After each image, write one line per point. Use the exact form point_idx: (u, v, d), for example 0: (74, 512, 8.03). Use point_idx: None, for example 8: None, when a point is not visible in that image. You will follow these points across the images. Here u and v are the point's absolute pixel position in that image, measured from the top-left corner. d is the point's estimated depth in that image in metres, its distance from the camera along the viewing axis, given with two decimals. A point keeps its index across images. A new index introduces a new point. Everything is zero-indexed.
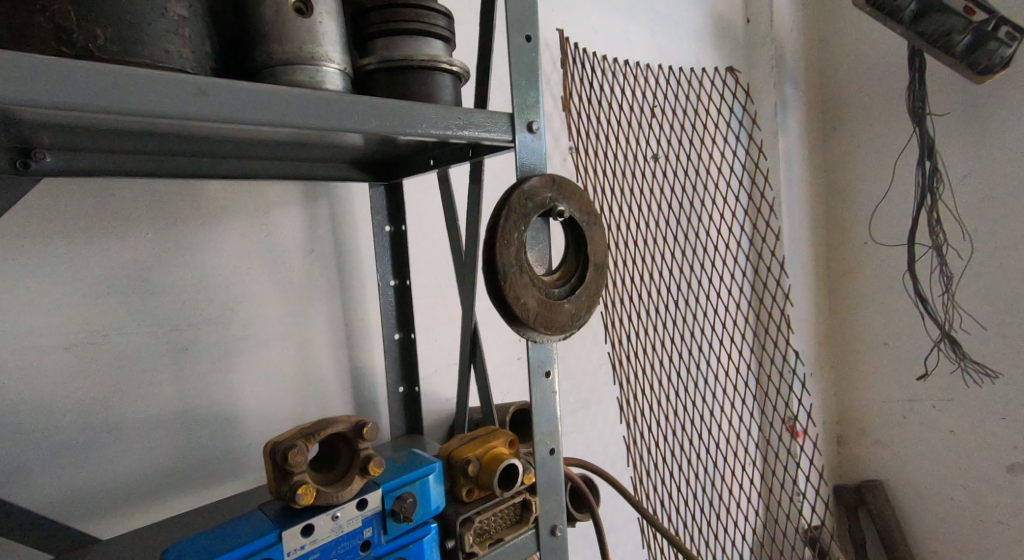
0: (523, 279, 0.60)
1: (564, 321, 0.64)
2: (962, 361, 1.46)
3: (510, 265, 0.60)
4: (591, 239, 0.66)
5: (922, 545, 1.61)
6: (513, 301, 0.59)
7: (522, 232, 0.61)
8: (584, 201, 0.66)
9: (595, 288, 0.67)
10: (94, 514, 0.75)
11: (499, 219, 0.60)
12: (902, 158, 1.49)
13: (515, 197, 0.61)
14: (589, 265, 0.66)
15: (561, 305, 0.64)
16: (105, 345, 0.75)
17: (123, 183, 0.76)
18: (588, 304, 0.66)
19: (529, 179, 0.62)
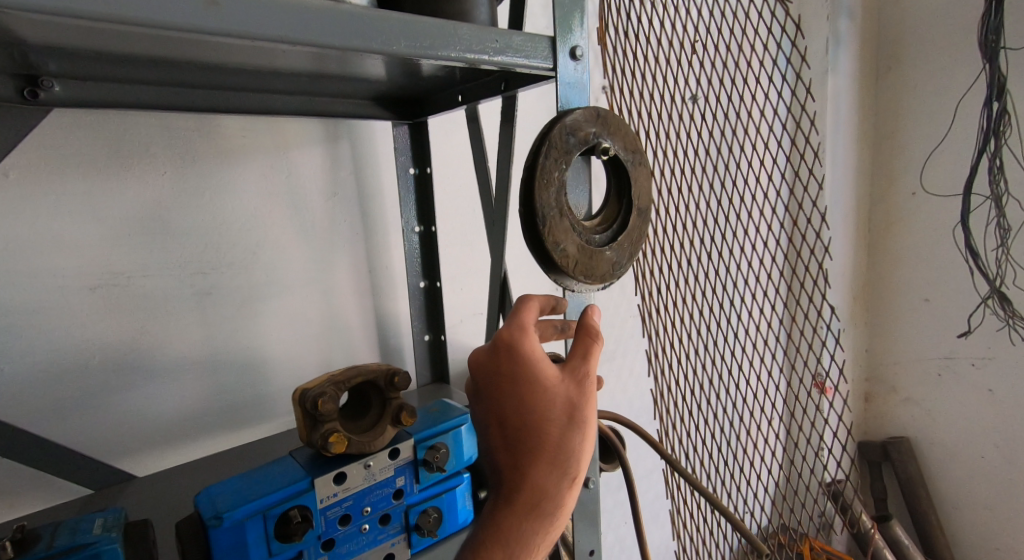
0: (563, 222, 0.56)
1: (605, 269, 0.60)
2: (1011, 318, 1.40)
3: (550, 207, 0.55)
4: (635, 180, 0.61)
5: (945, 500, 1.60)
6: (553, 246, 0.55)
7: (563, 172, 0.56)
8: (629, 139, 0.61)
9: (638, 235, 0.62)
10: (125, 455, 0.75)
11: (540, 155, 0.54)
12: (965, 100, 1.39)
13: (556, 131, 0.55)
14: (632, 210, 0.61)
15: (602, 252, 0.59)
16: (129, 288, 0.73)
17: (139, 117, 0.72)
18: (630, 251, 0.62)
19: (571, 112, 0.56)
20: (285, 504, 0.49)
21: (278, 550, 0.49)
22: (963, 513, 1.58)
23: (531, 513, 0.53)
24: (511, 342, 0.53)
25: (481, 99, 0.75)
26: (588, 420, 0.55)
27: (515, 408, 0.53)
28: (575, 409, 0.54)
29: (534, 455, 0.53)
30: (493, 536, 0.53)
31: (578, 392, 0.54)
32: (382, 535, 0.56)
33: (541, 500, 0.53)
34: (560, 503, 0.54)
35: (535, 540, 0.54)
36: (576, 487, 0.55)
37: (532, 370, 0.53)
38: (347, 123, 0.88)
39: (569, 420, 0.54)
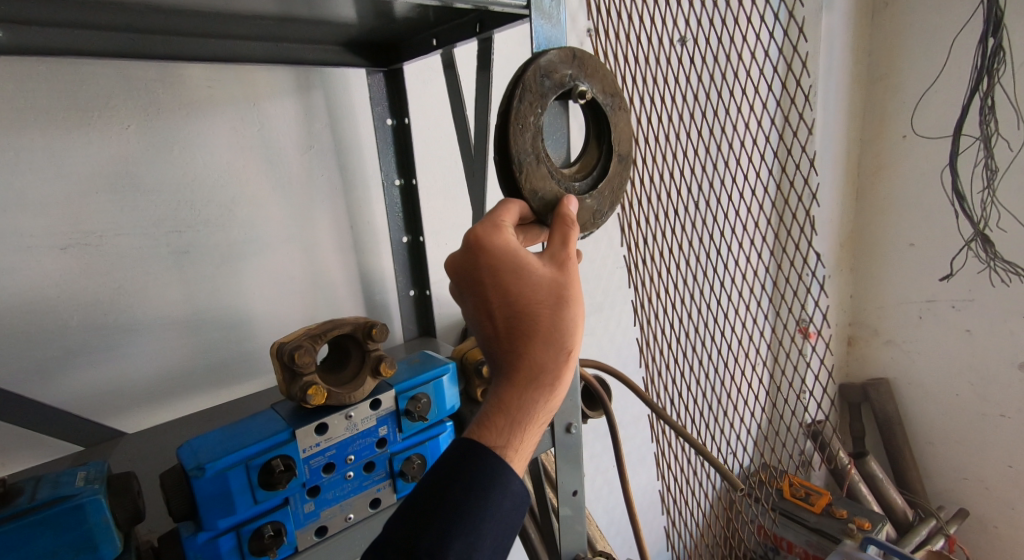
0: (540, 169, 0.55)
1: (586, 217, 0.59)
2: (992, 260, 1.42)
3: (526, 154, 0.54)
4: (614, 125, 0.60)
5: (921, 437, 1.66)
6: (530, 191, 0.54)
7: (539, 116, 0.54)
8: (608, 83, 0.59)
9: (618, 184, 0.62)
10: (111, 415, 0.75)
11: (516, 98, 0.52)
12: (961, 37, 1.36)
13: (530, 72, 0.52)
14: (612, 156, 0.60)
15: (582, 201, 0.58)
16: (102, 247, 0.71)
17: (99, 67, 0.69)
18: (611, 199, 0.61)
19: (547, 53, 0.54)
20: (267, 453, 0.50)
21: (264, 498, 0.50)
22: (935, 448, 1.64)
23: (531, 391, 0.51)
24: (482, 236, 0.51)
25: (456, 43, 0.72)
26: (577, 295, 0.52)
27: (499, 294, 0.51)
28: (561, 287, 0.51)
29: (526, 334, 0.51)
30: (495, 418, 0.52)
31: (563, 270, 0.52)
32: (368, 482, 0.57)
33: (540, 377, 0.52)
34: (561, 378, 0.52)
35: (537, 420, 0.52)
36: (574, 362, 0.53)
37: (510, 257, 0.51)
38: (319, 72, 0.85)
39: (557, 298, 0.51)
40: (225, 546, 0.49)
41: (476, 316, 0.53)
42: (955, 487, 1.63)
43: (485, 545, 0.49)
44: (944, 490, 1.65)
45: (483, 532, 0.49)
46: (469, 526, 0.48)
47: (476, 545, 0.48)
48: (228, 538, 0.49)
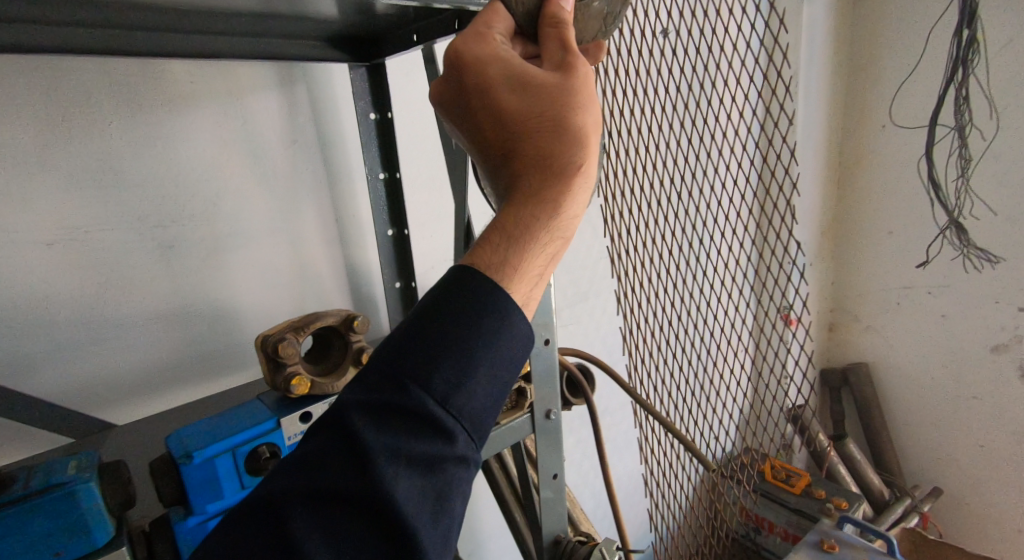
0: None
1: (594, 26, 0.56)
2: (965, 247, 1.46)
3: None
4: None
5: (898, 420, 1.71)
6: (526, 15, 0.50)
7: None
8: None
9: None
10: (103, 406, 0.77)
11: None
12: (937, 28, 1.38)
13: None
14: None
15: (588, 7, 0.54)
16: (88, 242, 0.73)
17: (81, 62, 0.70)
18: None
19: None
20: (254, 441, 0.52)
21: (251, 483, 0.52)
22: (911, 430, 1.69)
23: (530, 210, 0.47)
24: (467, 41, 0.47)
25: (435, 40, 0.74)
26: (585, 100, 0.47)
27: (488, 101, 0.47)
28: (561, 92, 0.46)
29: (528, 141, 0.47)
30: (491, 238, 0.47)
31: (570, 70, 0.48)
32: None
33: (540, 194, 0.47)
34: (567, 197, 0.47)
35: (542, 243, 0.47)
36: (583, 178, 0.48)
37: (499, 61, 0.47)
38: (301, 66, 0.86)
39: (564, 100, 0.46)
40: (214, 529, 0.51)
41: (472, 133, 0.50)
42: (930, 468, 1.68)
43: (478, 379, 0.43)
44: (920, 470, 1.70)
45: (478, 366, 0.43)
46: (459, 351, 0.43)
47: (468, 376, 0.43)
48: (217, 522, 0.51)
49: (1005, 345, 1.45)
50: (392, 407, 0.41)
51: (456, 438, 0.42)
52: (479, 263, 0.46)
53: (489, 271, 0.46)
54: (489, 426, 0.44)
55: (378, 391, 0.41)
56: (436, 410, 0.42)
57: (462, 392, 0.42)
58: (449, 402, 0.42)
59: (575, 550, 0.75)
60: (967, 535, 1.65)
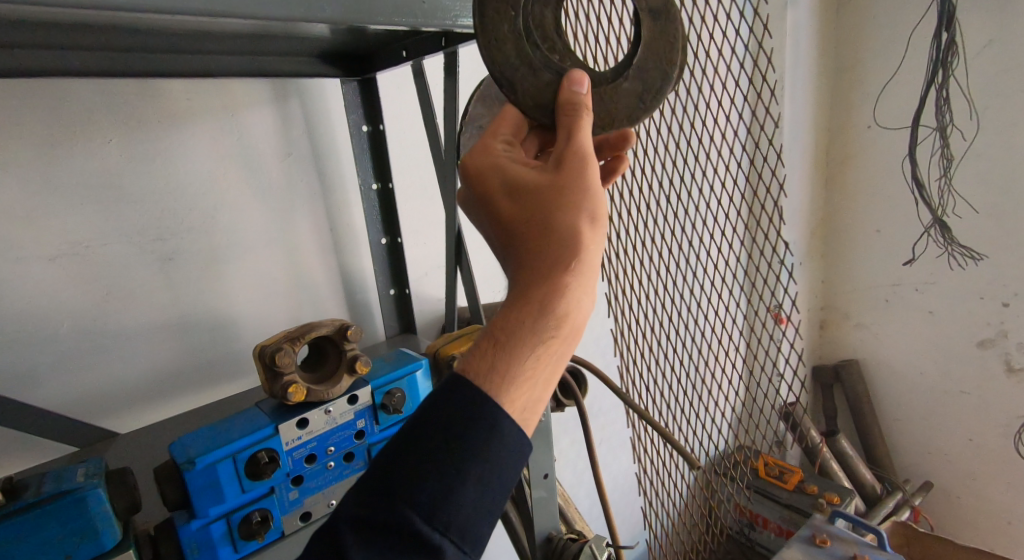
0: (538, 79, 0.52)
1: (630, 104, 0.55)
2: (949, 245, 1.48)
3: (516, 67, 0.52)
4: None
5: (889, 415, 1.73)
6: (539, 113, 0.53)
7: (515, 17, 0.51)
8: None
9: (669, 51, 0.55)
10: (106, 414, 0.79)
11: (482, 14, 0.50)
12: (918, 31, 1.41)
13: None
14: (643, 19, 0.54)
15: (615, 88, 0.55)
16: (89, 256, 0.75)
17: (80, 83, 0.73)
18: (659, 72, 0.55)
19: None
20: (253, 446, 0.54)
21: (251, 487, 0.54)
22: (902, 425, 1.71)
23: (521, 315, 0.48)
24: (477, 151, 0.52)
25: (423, 56, 0.77)
26: (577, 204, 0.49)
27: (492, 206, 0.51)
28: (553, 197, 0.49)
29: (524, 239, 0.50)
30: (488, 341, 0.49)
31: (568, 168, 0.50)
32: (347, 470, 0.61)
33: (533, 298, 0.48)
34: (559, 301, 0.48)
35: (536, 348, 0.48)
36: (576, 282, 0.49)
37: (501, 169, 0.51)
38: (295, 81, 0.88)
39: (552, 200, 0.49)
40: (216, 531, 0.53)
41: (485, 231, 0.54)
42: (921, 462, 1.70)
43: (465, 492, 0.44)
44: (911, 464, 1.72)
45: (465, 481, 0.44)
46: (445, 469, 0.43)
47: (454, 491, 0.43)
48: (219, 525, 0.53)
49: (991, 340, 1.48)
50: (378, 526, 0.42)
51: (444, 551, 0.43)
52: (472, 365, 0.48)
53: (479, 375, 0.47)
54: (482, 536, 0.44)
55: (367, 508, 0.42)
56: (422, 526, 0.43)
57: (448, 507, 0.43)
58: (434, 519, 0.43)
59: (566, 548, 0.78)
60: (958, 528, 1.67)
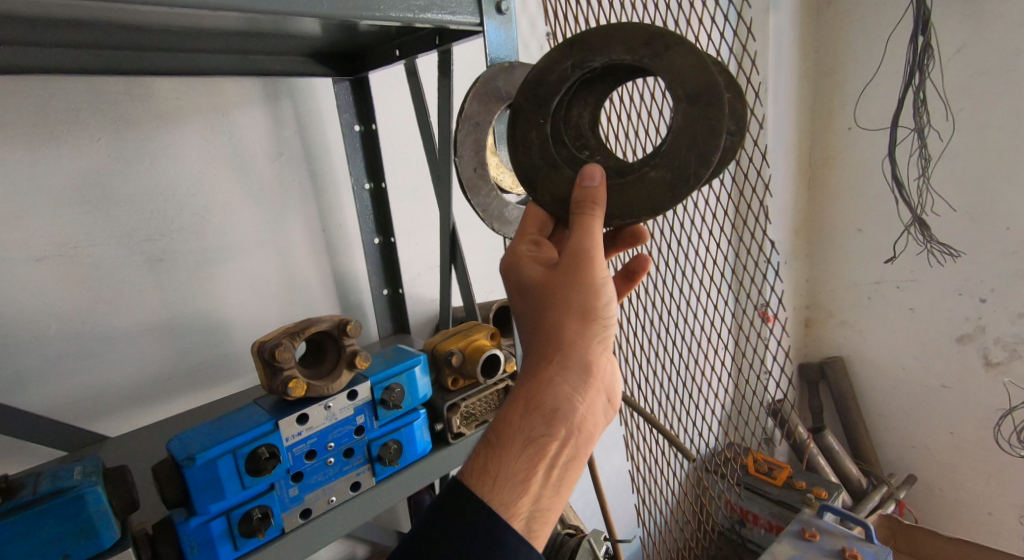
0: (560, 175, 0.61)
1: (658, 195, 0.57)
2: (929, 243, 1.52)
3: (540, 167, 0.61)
4: (663, 62, 0.56)
5: (874, 411, 1.76)
6: (558, 207, 0.61)
7: (543, 123, 0.60)
8: (634, 33, 0.56)
9: (709, 137, 0.55)
10: (95, 418, 0.78)
11: (515, 125, 0.61)
12: (895, 35, 1.45)
13: (518, 100, 0.60)
14: (680, 99, 0.55)
15: (641, 176, 0.58)
16: (77, 257, 0.74)
17: (68, 82, 0.72)
18: (694, 156, 0.55)
19: (536, 64, 0.59)
20: (253, 442, 0.54)
21: (251, 483, 0.54)
22: (886, 420, 1.74)
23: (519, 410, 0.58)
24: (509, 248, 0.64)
25: (417, 55, 0.78)
26: (565, 312, 0.58)
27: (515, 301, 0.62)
28: (549, 303, 0.58)
29: (531, 336, 0.61)
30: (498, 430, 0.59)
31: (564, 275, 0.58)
32: (347, 467, 0.61)
33: (529, 396, 0.58)
34: (547, 402, 0.57)
35: (526, 444, 0.56)
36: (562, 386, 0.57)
37: (519, 269, 0.61)
38: (286, 81, 0.88)
39: (547, 299, 0.59)
40: (216, 529, 0.53)
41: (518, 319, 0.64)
42: (905, 456, 1.73)
43: None
44: (895, 458, 1.75)
45: None
46: None
47: None
48: (219, 522, 0.53)
49: (970, 335, 1.51)
50: None
51: None
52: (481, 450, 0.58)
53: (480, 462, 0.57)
54: None
55: None
56: None
57: None
58: None
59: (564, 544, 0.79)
60: (941, 520, 1.71)
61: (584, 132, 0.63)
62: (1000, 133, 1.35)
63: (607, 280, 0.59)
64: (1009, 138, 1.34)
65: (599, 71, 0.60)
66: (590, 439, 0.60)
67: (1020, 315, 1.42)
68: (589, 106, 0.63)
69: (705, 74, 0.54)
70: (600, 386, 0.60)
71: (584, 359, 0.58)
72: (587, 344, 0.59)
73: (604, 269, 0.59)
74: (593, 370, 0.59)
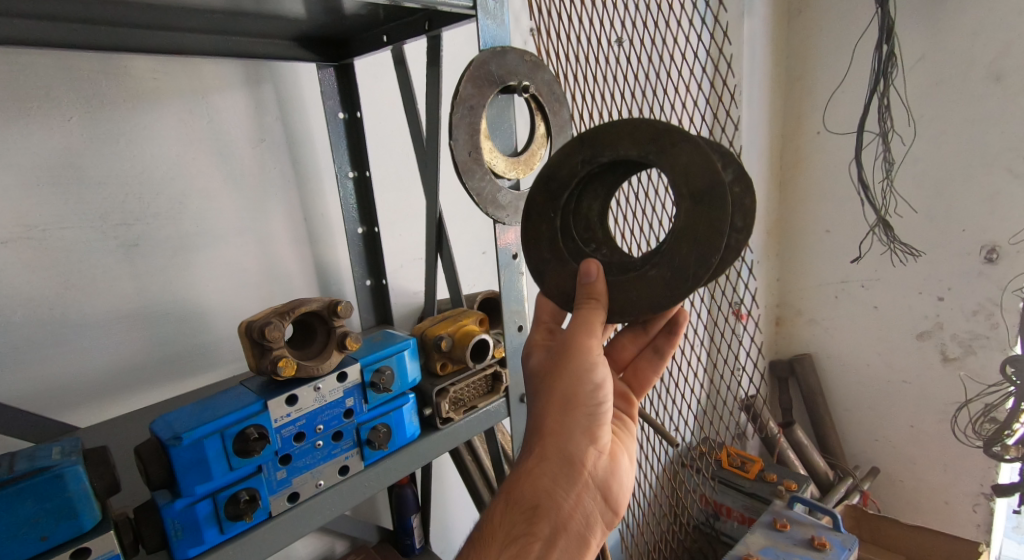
0: (567, 269, 0.63)
1: (656, 293, 0.58)
2: (892, 243, 1.58)
3: (548, 262, 0.64)
4: (667, 159, 0.56)
5: (839, 406, 1.82)
6: (564, 300, 0.64)
7: (554, 216, 0.64)
8: (639, 132, 0.58)
9: (710, 237, 0.54)
10: (62, 411, 0.74)
11: (528, 216, 0.65)
12: (861, 43, 1.51)
13: (533, 190, 0.64)
14: (685, 198, 0.56)
15: (637, 276, 0.59)
16: (45, 240, 0.71)
17: (39, 57, 0.69)
18: (695, 253, 0.55)
19: (548, 159, 0.63)
20: (241, 423, 0.53)
21: (238, 465, 0.53)
22: (851, 415, 1.80)
23: (508, 498, 0.62)
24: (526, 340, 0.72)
25: (406, 41, 0.77)
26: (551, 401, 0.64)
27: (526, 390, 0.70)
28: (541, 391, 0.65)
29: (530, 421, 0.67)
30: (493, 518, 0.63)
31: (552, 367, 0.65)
32: (336, 450, 0.60)
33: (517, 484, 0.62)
34: (529, 489, 0.61)
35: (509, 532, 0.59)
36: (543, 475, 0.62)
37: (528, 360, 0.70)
38: (268, 65, 0.86)
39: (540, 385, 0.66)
40: (202, 512, 0.51)
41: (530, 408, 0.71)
42: (869, 449, 1.79)
43: None
44: (860, 451, 1.82)
45: None
46: None
47: None
48: (205, 505, 0.51)
49: (929, 332, 1.58)
50: None
51: None
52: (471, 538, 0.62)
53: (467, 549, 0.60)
54: None
55: None
56: None
57: None
58: None
59: None
60: (903, 511, 1.77)
61: (593, 223, 0.66)
62: (957, 138, 1.42)
63: (594, 375, 0.63)
64: (965, 143, 1.41)
65: (608, 165, 0.62)
66: (576, 537, 0.61)
67: (975, 312, 1.49)
68: (598, 197, 0.66)
69: (708, 171, 0.54)
70: (582, 482, 0.63)
71: (567, 449, 0.63)
72: (573, 435, 0.64)
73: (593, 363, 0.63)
74: (574, 465, 0.63)
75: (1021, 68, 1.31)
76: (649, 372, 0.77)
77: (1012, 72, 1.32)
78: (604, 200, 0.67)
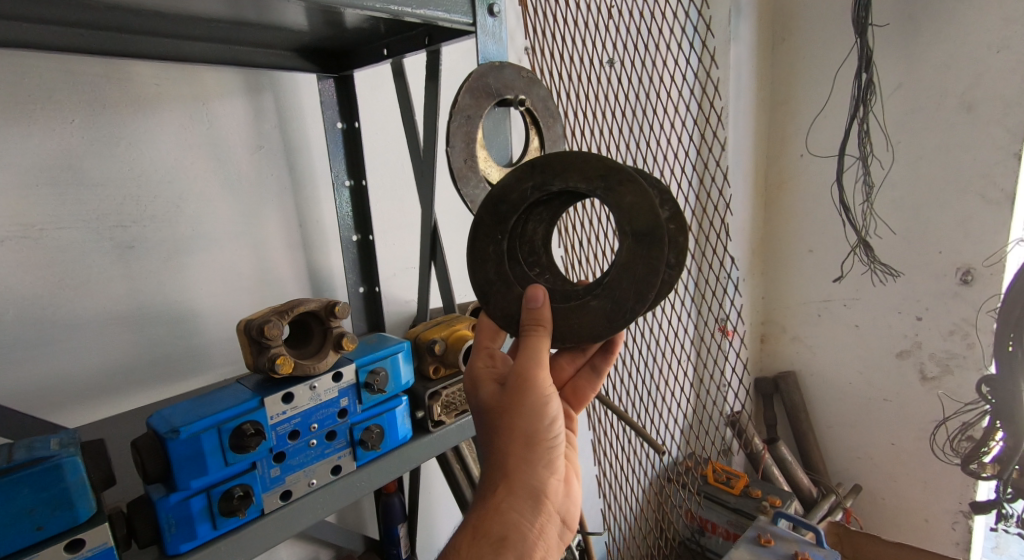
0: (512, 294, 0.62)
1: (596, 323, 0.60)
2: (872, 264, 1.63)
3: (493, 283, 0.63)
4: (616, 198, 0.57)
5: (822, 423, 1.85)
6: (507, 323, 0.62)
7: (501, 239, 0.61)
8: (590, 163, 0.57)
9: (649, 276, 0.57)
10: (50, 411, 0.74)
11: (473, 238, 0.62)
12: (842, 71, 1.57)
13: (484, 215, 0.61)
14: (624, 236, 0.57)
15: (586, 304, 0.60)
16: (42, 239, 0.71)
17: (44, 61, 0.70)
18: (636, 291, 0.57)
19: (498, 180, 0.60)
20: (238, 419, 0.54)
21: (234, 460, 0.54)
22: (833, 431, 1.83)
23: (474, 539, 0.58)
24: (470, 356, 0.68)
25: (405, 54, 0.80)
26: (511, 433, 0.60)
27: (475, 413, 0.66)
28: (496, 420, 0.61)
29: (488, 459, 0.62)
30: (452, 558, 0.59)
31: (509, 395, 0.61)
32: (329, 450, 0.61)
33: (482, 524, 0.58)
34: (496, 524, 0.58)
35: None
36: (509, 510, 0.59)
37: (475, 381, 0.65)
38: (269, 75, 0.88)
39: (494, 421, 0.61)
40: (195, 506, 0.52)
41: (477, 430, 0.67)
42: (850, 466, 1.82)
43: None
44: (843, 468, 1.84)
45: None
46: None
47: None
48: (200, 499, 0.52)
49: (908, 350, 1.62)
50: None
51: None
52: None
53: None
54: None
55: None
56: None
57: None
58: None
59: None
60: (884, 527, 1.79)
61: (537, 247, 0.67)
62: (933, 164, 1.47)
63: (549, 401, 0.61)
64: (940, 168, 1.46)
65: (556, 192, 0.60)
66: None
67: (951, 332, 1.53)
68: (543, 222, 0.66)
69: (649, 213, 0.56)
70: (554, 509, 0.61)
71: (536, 481, 0.60)
72: (537, 466, 0.61)
73: (545, 391, 0.61)
74: (543, 498, 0.60)
75: (992, 98, 1.36)
76: (586, 390, 0.75)
77: (983, 102, 1.38)
78: (547, 224, 0.67)
